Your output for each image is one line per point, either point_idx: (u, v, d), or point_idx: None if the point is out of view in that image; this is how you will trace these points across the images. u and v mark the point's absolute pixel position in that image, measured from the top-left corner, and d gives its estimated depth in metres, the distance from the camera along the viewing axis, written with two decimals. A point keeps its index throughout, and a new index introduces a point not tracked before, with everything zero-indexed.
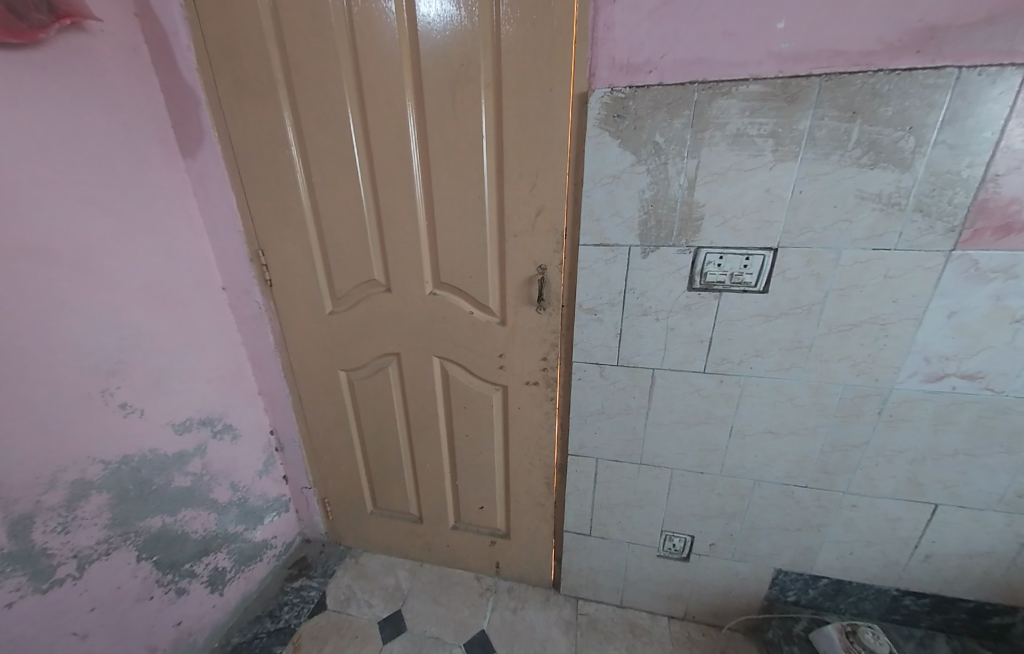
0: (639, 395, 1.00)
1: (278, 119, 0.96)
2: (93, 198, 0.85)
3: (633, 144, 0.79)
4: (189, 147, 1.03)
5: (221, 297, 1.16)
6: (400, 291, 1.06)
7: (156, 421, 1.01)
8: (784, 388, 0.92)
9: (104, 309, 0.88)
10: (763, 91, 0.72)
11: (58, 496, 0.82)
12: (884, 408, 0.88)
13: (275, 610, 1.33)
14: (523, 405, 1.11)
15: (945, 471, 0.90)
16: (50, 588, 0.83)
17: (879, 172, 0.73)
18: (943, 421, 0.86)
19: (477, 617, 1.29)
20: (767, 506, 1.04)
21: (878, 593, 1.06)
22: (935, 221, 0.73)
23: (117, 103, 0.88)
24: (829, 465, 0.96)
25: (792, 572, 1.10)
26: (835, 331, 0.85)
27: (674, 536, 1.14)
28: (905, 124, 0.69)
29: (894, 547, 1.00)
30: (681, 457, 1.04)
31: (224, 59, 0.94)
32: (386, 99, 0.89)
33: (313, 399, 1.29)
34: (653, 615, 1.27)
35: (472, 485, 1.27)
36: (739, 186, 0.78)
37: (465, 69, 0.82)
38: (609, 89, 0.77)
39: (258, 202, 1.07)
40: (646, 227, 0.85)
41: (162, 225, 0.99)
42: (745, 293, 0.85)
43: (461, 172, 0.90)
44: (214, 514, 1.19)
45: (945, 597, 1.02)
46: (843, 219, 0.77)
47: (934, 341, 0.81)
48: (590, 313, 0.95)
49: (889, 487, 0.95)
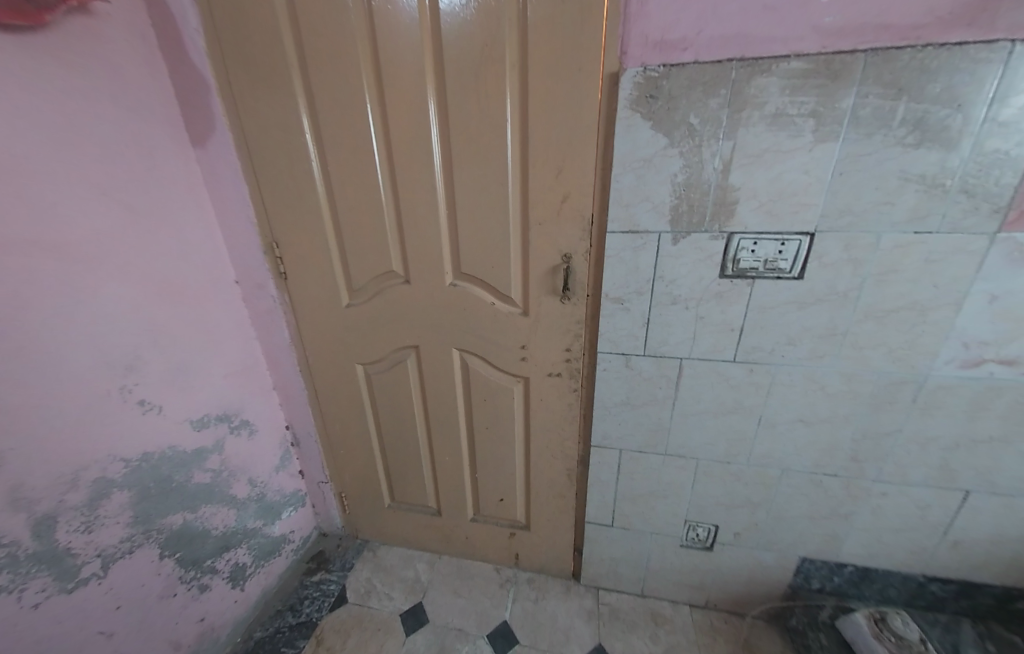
0: (665, 385, 0.98)
1: (292, 105, 0.93)
2: (105, 190, 0.82)
3: (666, 126, 0.76)
4: (200, 136, 0.99)
5: (235, 291, 1.14)
6: (420, 282, 1.03)
7: (175, 418, 1.00)
8: (816, 375, 0.90)
9: (121, 305, 0.86)
10: (806, 68, 0.69)
11: (80, 495, 0.81)
12: (919, 395, 0.87)
13: (296, 604, 1.33)
14: (546, 397, 1.09)
15: (978, 458, 0.89)
16: (75, 587, 0.82)
17: (924, 152, 0.70)
18: (979, 407, 0.85)
19: (498, 608, 1.29)
20: (794, 494, 1.03)
21: (904, 579, 1.06)
22: (980, 202, 0.71)
23: (126, 90, 0.85)
24: (859, 453, 0.95)
25: (816, 560, 1.10)
26: (871, 318, 0.83)
27: (698, 526, 1.14)
28: (954, 101, 0.66)
29: (923, 534, 0.99)
30: (708, 447, 1.03)
31: (234, 43, 0.90)
32: (406, 82, 0.85)
33: (330, 392, 1.27)
34: (674, 604, 1.27)
35: (491, 477, 1.26)
36: (778, 168, 0.75)
37: (489, 50, 0.79)
38: (641, 68, 0.74)
39: (272, 193, 1.03)
40: (677, 212, 0.82)
41: (175, 217, 0.97)
42: (779, 279, 0.83)
43: (484, 157, 0.87)
44: (234, 511, 1.18)
45: (972, 582, 1.02)
46: (883, 202, 0.74)
47: (973, 326, 0.79)
48: (617, 302, 0.93)
49: (920, 475, 0.94)
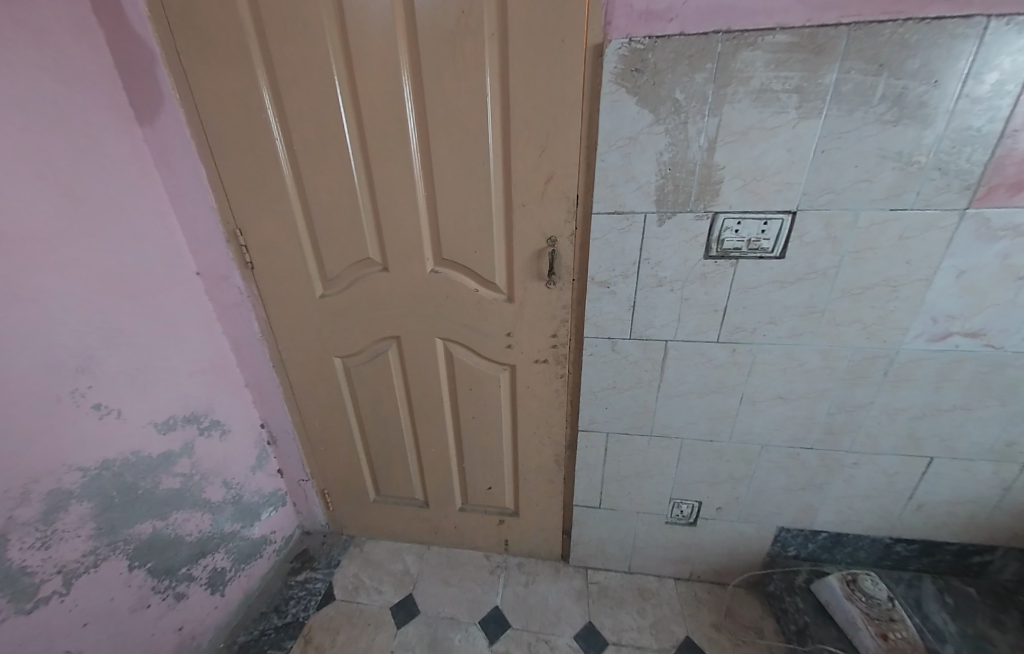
0: (652, 367, 0.99)
1: (251, 78, 0.85)
2: (39, 174, 0.74)
3: (652, 102, 0.74)
4: (146, 113, 0.90)
5: (197, 284, 1.06)
6: (399, 270, 0.99)
7: (137, 422, 0.93)
8: (795, 353, 0.92)
9: (66, 302, 0.79)
10: (791, 42, 0.68)
11: (33, 509, 0.75)
12: (891, 368, 0.90)
13: (280, 605, 1.29)
14: (532, 383, 1.08)
15: (942, 425, 0.94)
16: (35, 607, 0.77)
17: (902, 129, 0.71)
18: (944, 378, 0.89)
19: (489, 595, 1.29)
20: (774, 468, 1.07)
21: (872, 542, 1.13)
22: (953, 179, 0.73)
23: (57, 60, 0.75)
24: (834, 426, 0.99)
25: (793, 529, 1.15)
26: (849, 295, 0.85)
27: (682, 503, 1.17)
28: (931, 77, 0.67)
29: (891, 499, 1.05)
30: (692, 427, 1.05)
31: (180, 7, 0.82)
32: (376, 54, 0.79)
33: (307, 387, 1.22)
34: (660, 578, 1.31)
35: (479, 466, 1.25)
36: (762, 146, 0.75)
37: (466, 18, 0.74)
38: (626, 40, 0.71)
39: (233, 176, 0.96)
40: (663, 192, 0.81)
41: (123, 204, 0.88)
42: (762, 259, 0.84)
43: (464, 136, 0.83)
44: (209, 515, 1.13)
45: (933, 541, 1.09)
46: (863, 179, 0.75)
47: (942, 301, 0.82)
48: (603, 286, 0.91)
49: (889, 444, 0.98)
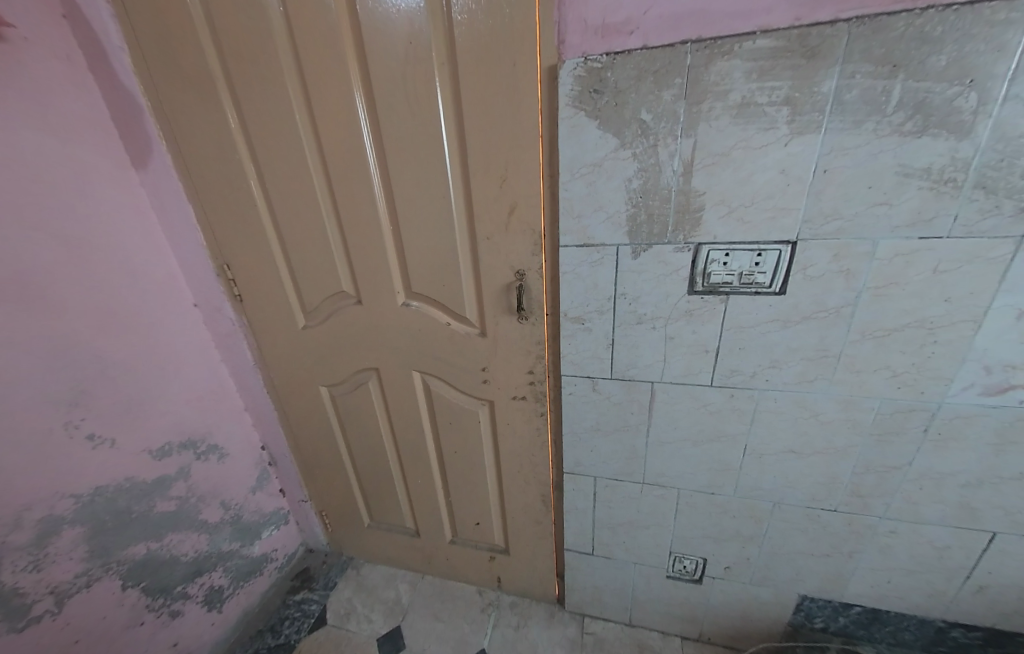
0: (638, 410, 0.89)
1: (222, 121, 0.87)
2: (34, 223, 0.79)
3: (616, 125, 0.66)
4: (142, 159, 0.95)
5: (194, 315, 1.11)
6: (372, 302, 0.97)
7: (132, 449, 0.98)
8: (807, 402, 0.79)
9: (60, 340, 0.84)
10: (774, 47, 0.57)
11: (25, 535, 0.80)
12: (932, 425, 0.74)
13: (276, 624, 1.32)
14: (513, 420, 1.01)
15: (1006, 496, 0.76)
16: (26, 626, 0.82)
17: (928, 141, 0.57)
18: (1006, 439, 0.72)
19: (478, 635, 1.23)
20: (790, 529, 0.92)
21: (920, 624, 0.94)
22: (1002, 200, 0.58)
23: (52, 116, 0.81)
24: (862, 487, 0.83)
25: (819, 598, 0.99)
26: (870, 337, 0.71)
27: (684, 558, 1.04)
28: (965, 76, 0.53)
29: (942, 576, 0.87)
30: (689, 477, 0.93)
31: (159, 57, 0.85)
32: (332, 89, 0.77)
33: (298, 413, 1.24)
34: (664, 635, 1.18)
35: (465, 500, 1.20)
36: (747, 167, 0.64)
37: (415, 49, 0.70)
38: (582, 59, 0.64)
39: (217, 214, 0.99)
40: (635, 222, 0.72)
41: (120, 244, 0.94)
42: (758, 294, 0.72)
43: (422, 167, 0.79)
44: (205, 535, 1.17)
45: (1002, 631, 0.89)
46: (880, 202, 0.62)
47: (996, 347, 0.66)
48: (577, 322, 0.83)
49: (935, 513, 0.81)
